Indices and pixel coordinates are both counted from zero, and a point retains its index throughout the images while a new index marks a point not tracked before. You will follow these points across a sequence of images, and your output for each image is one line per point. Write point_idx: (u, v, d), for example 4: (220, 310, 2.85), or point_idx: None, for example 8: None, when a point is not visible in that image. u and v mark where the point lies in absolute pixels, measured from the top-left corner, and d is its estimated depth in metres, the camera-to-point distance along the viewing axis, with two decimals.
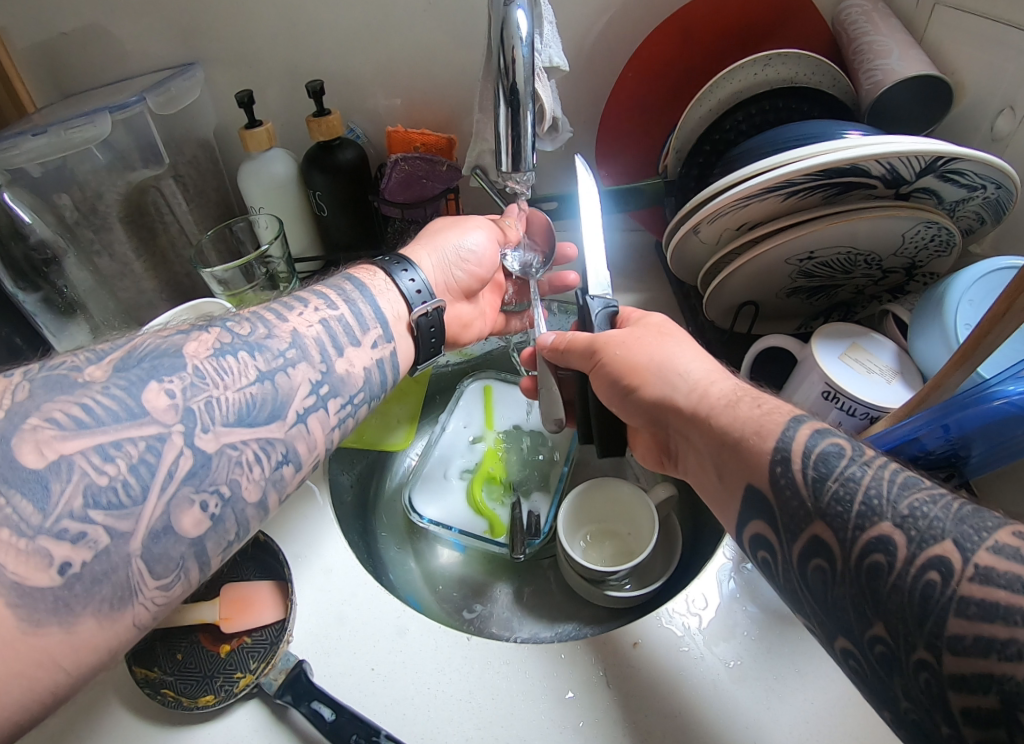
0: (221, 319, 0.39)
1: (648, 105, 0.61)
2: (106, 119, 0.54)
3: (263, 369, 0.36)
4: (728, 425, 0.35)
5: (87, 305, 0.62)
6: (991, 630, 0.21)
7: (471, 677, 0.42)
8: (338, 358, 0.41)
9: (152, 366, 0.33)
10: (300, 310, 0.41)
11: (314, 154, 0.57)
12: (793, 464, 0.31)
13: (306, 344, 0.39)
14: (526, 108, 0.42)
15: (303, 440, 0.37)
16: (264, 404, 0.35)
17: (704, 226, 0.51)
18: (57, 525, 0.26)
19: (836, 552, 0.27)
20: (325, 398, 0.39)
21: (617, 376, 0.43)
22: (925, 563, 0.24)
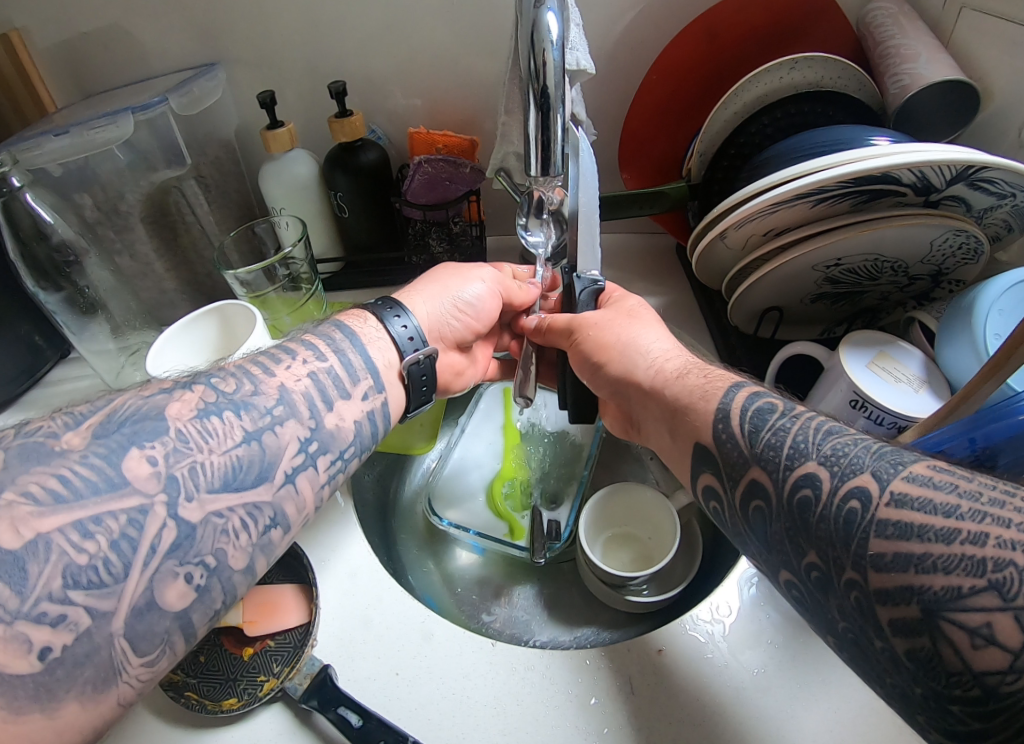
0: (204, 374, 0.38)
1: (671, 109, 0.60)
2: (129, 119, 0.54)
3: (250, 431, 0.35)
4: (676, 392, 0.38)
5: (108, 304, 0.62)
6: (910, 547, 0.23)
7: (497, 683, 0.42)
8: (328, 413, 0.39)
9: (133, 432, 0.32)
10: (289, 362, 0.40)
11: (336, 155, 0.56)
12: (732, 421, 0.34)
13: (294, 400, 0.38)
14: (556, 112, 0.41)
15: (291, 501, 0.36)
16: (250, 466, 0.35)
17: (732, 232, 0.51)
18: (35, 607, 0.26)
19: (771, 493, 0.30)
20: (314, 455, 0.38)
21: (589, 353, 0.45)
22: (848, 493, 0.26)
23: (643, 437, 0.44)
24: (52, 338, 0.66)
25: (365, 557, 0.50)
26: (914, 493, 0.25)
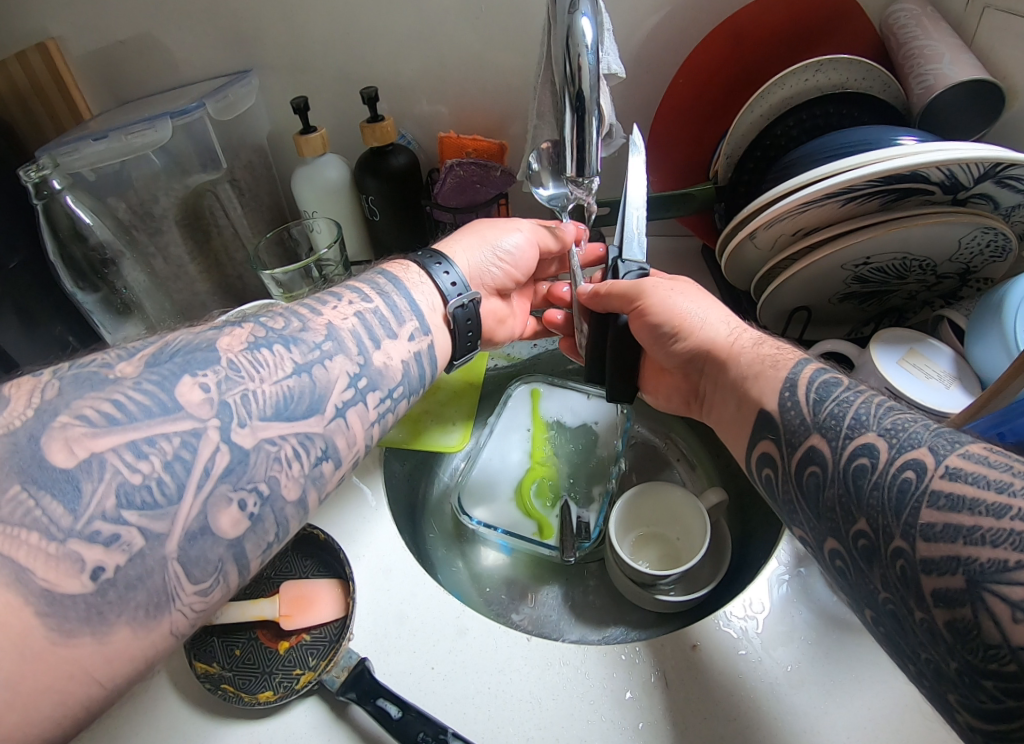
0: (252, 318, 0.39)
1: (696, 112, 0.61)
2: (167, 123, 0.55)
3: (300, 363, 0.36)
4: (748, 361, 0.41)
5: (142, 305, 0.63)
6: (959, 518, 0.25)
7: (532, 677, 0.42)
8: (376, 350, 0.41)
9: (185, 361, 0.33)
10: (335, 305, 0.42)
11: (367, 159, 0.58)
12: (798, 390, 0.36)
13: (342, 337, 0.39)
14: (592, 116, 0.42)
15: (342, 435, 0.37)
16: (302, 397, 0.35)
17: (760, 232, 0.51)
18: (88, 526, 0.26)
19: (828, 459, 0.32)
20: (363, 392, 0.39)
21: (660, 322, 0.45)
22: (903, 463, 0.28)
23: (707, 409, 0.46)
24: (85, 339, 0.67)
25: (401, 556, 0.50)
26: (967, 467, 0.26)
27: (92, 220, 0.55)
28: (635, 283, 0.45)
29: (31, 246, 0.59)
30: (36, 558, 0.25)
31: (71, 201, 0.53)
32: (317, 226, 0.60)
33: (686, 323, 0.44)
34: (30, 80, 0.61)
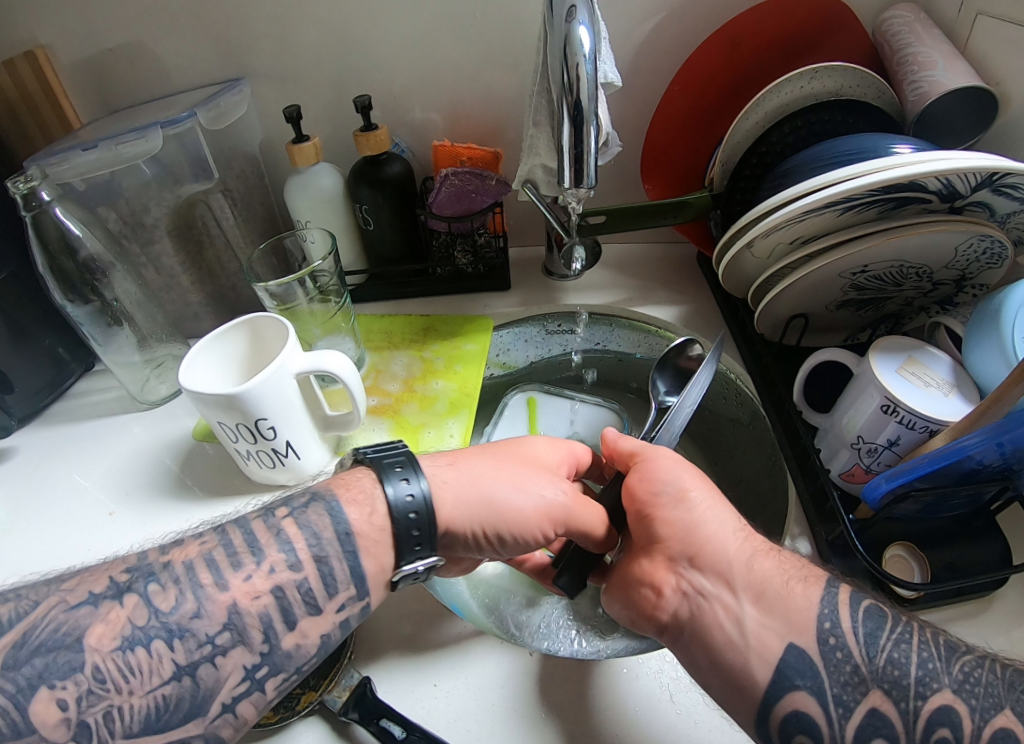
0: (169, 559, 0.35)
1: (691, 120, 0.61)
2: (158, 133, 0.55)
3: (182, 664, 0.31)
4: (765, 570, 0.36)
5: (133, 316, 0.61)
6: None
7: (535, 695, 0.42)
8: (287, 633, 0.35)
9: (46, 665, 0.29)
10: (252, 571, 0.35)
11: (361, 169, 0.57)
12: (842, 626, 0.34)
13: (244, 626, 0.33)
14: (590, 125, 0.42)
15: (229, 727, 0.33)
16: (178, 706, 0.31)
17: (758, 241, 0.51)
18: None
19: (898, 726, 0.31)
20: (261, 680, 0.34)
21: (661, 483, 0.41)
22: (933, 719, 0.30)
23: (680, 626, 0.36)
24: (75, 350, 0.66)
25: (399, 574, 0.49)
26: None
27: (81, 231, 0.54)
28: (647, 447, 0.45)
29: (20, 259, 0.58)
30: None
31: (60, 213, 0.53)
32: (311, 237, 0.59)
33: (690, 493, 0.40)
34: (16, 88, 0.60)
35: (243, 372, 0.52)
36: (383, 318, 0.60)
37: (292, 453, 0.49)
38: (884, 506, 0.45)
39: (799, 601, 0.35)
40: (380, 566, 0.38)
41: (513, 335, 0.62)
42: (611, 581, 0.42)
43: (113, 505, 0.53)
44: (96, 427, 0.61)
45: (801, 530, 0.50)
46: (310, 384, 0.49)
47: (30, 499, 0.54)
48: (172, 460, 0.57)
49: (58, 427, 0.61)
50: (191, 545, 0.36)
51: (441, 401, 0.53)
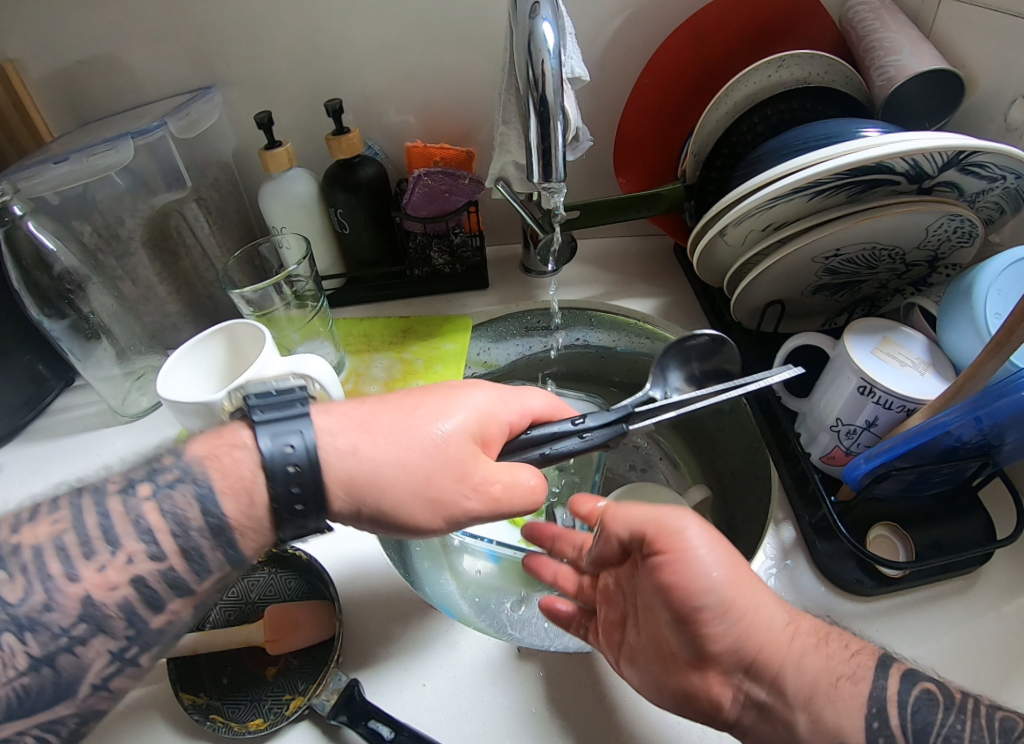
0: (34, 539, 0.31)
1: (663, 113, 0.61)
2: (129, 145, 0.54)
3: (37, 657, 0.29)
4: (816, 668, 0.31)
5: (112, 329, 0.61)
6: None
7: (525, 689, 0.42)
8: (157, 614, 0.31)
9: None
10: (106, 561, 0.31)
11: (335, 172, 0.57)
12: (890, 718, 0.30)
13: (102, 614, 0.30)
14: (556, 120, 0.42)
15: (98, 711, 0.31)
16: (41, 693, 0.29)
17: (730, 229, 0.51)
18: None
19: None
20: (133, 657, 0.32)
21: (698, 584, 0.33)
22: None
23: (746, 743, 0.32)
24: (55, 367, 0.65)
25: (387, 578, 0.49)
26: None
27: (56, 246, 0.54)
28: (672, 522, 0.36)
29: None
30: None
31: (33, 228, 0.52)
32: (286, 242, 0.59)
33: (732, 594, 0.33)
34: None
35: (222, 380, 0.52)
36: (363, 322, 0.60)
37: None
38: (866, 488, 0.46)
39: (846, 697, 0.30)
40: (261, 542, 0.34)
41: (492, 334, 0.61)
42: (643, 676, 0.36)
43: None
44: (78, 442, 0.60)
45: (785, 515, 0.51)
46: None
47: None
48: None
49: (40, 445, 0.61)
50: (64, 526, 0.31)
51: None
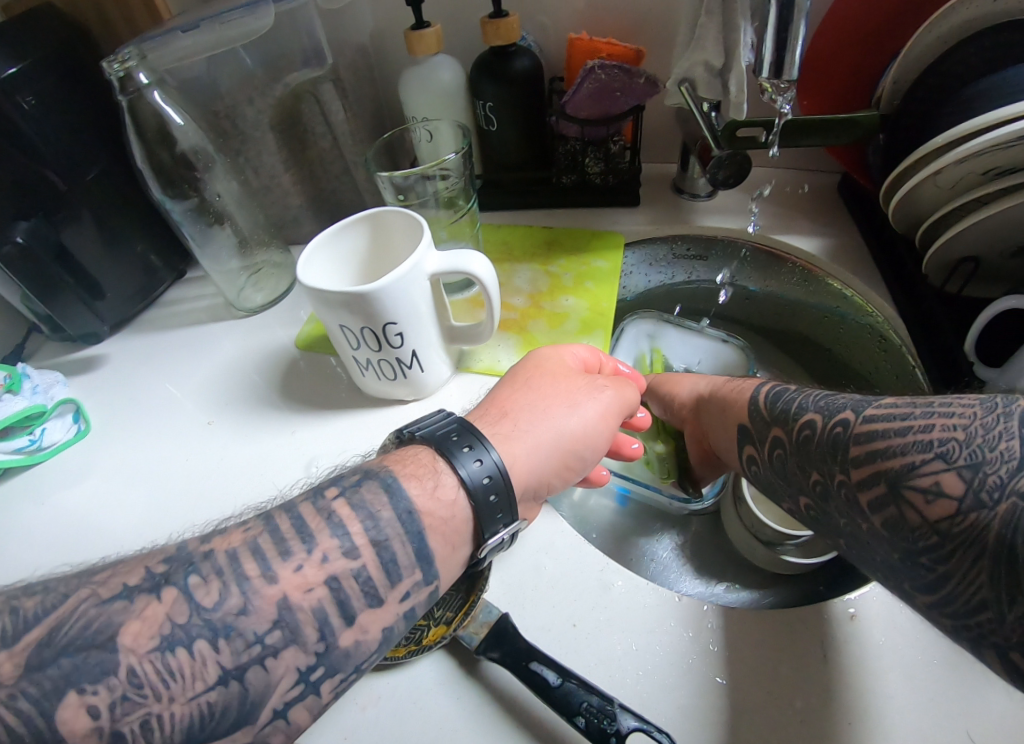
0: (313, 571, 0.28)
1: (863, 30, 0.54)
2: (269, 9, 0.49)
3: (228, 668, 0.25)
4: (723, 385, 0.48)
5: (235, 216, 0.56)
6: (877, 443, 0.33)
7: (685, 641, 0.38)
8: (345, 630, 0.28)
9: (72, 669, 0.23)
10: (304, 559, 0.28)
11: (486, 61, 0.52)
12: (763, 399, 0.43)
13: (296, 623, 0.27)
14: (802, 15, 0.36)
15: (283, 735, 0.27)
16: (227, 711, 0.25)
17: (944, 171, 0.45)
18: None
19: (896, 509, 0.31)
20: (316, 682, 0.28)
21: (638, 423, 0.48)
22: (835, 422, 0.36)
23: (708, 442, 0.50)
24: (167, 259, 0.62)
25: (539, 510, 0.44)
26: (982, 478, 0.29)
27: (183, 120, 0.50)
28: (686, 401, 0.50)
29: (110, 156, 0.54)
30: None
31: (159, 98, 0.48)
32: (421, 134, 0.54)
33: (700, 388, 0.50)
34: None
35: (361, 276, 0.48)
36: (503, 230, 0.55)
37: (417, 366, 0.45)
38: None
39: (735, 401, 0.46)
40: (453, 544, 0.32)
41: (640, 256, 0.58)
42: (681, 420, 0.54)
43: (212, 414, 0.52)
44: (189, 335, 0.58)
45: None
46: (441, 292, 0.44)
47: (123, 408, 0.53)
48: (273, 372, 0.54)
49: (150, 336, 0.59)
50: (319, 547, 0.29)
51: (572, 319, 0.48)
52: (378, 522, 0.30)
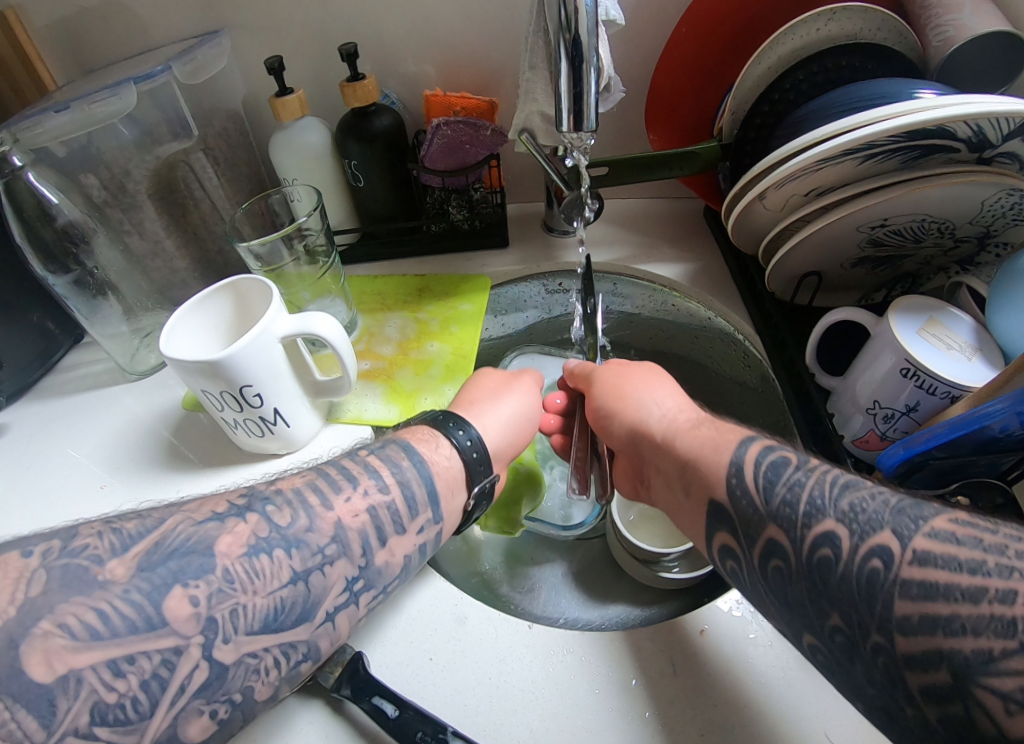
0: (357, 499, 0.37)
1: (699, 69, 0.58)
2: (131, 90, 0.52)
3: (298, 570, 0.33)
4: (687, 446, 0.40)
5: (119, 286, 0.59)
6: (936, 609, 0.25)
7: (535, 666, 0.39)
8: (380, 549, 0.37)
9: (178, 568, 0.30)
10: (350, 493, 0.37)
11: (349, 121, 0.54)
12: (745, 474, 0.35)
13: (348, 539, 0.35)
14: (589, 66, 0.38)
15: (327, 637, 0.35)
16: (292, 608, 0.33)
17: (770, 193, 0.49)
18: (59, 742, 0.25)
19: (788, 551, 0.31)
20: (357, 593, 0.36)
21: (599, 416, 0.49)
22: (868, 552, 0.28)
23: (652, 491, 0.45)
24: (63, 323, 0.64)
25: None
26: (935, 551, 0.27)
27: (59, 199, 0.51)
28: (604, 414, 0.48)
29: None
30: None
31: (33, 179, 0.49)
32: (296, 193, 0.57)
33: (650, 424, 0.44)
34: None
35: (230, 337, 0.49)
36: (377, 280, 0.59)
37: (282, 421, 0.46)
38: (899, 474, 0.42)
39: (712, 465, 0.37)
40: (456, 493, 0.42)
41: (512, 292, 0.62)
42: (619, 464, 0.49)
43: (104, 479, 0.52)
44: (87, 397, 0.59)
45: None
46: (298, 351, 0.46)
47: (16, 477, 0.53)
48: (163, 432, 0.55)
49: (49, 402, 0.60)
50: (353, 489, 0.37)
51: (436, 365, 0.53)
52: (398, 474, 0.39)
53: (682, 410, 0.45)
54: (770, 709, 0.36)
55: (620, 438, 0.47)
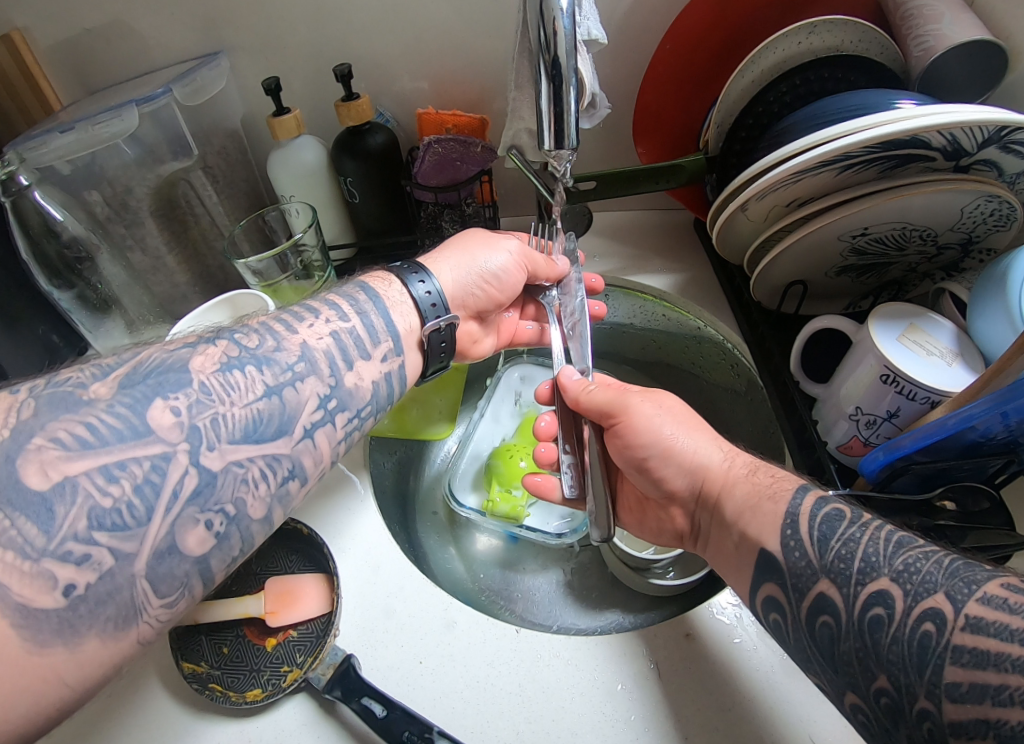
0: (312, 326, 0.40)
1: (684, 84, 0.59)
2: (134, 112, 0.53)
3: (270, 386, 0.35)
4: (744, 498, 0.38)
5: (121, 301, 0.62)
6: (986, 677, 0.25)
7: (521, 670, 0.40)
8: (347, 371, 0.39)
9: (158, 382, 0.32)
10: (311, 322, 0.40)
11: (343, 139, 0.56)
12: (800, 526, 0.34)
13: (315, 357, 0.38)
14: (569, 85, 0.40)
15: (310, 455, 0.36)
16: (270, 419, 0.34)
17: (753, 204, 0.50)
18: (61, 546, 0.26)
19: (840, 607, 0.31)
20: (332, 412, 0.38)
21: (637, 452, 0.44)
22: (921, 614, 0.28)
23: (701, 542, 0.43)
24: (68, 338, 0.64)
25: (391, 556, 0.47)
26: (989, 618, 0.26)
27: (64, 215, 0.53)
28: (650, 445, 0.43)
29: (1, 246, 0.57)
30: (11, 576, 0.25)
31: (40, 198, 0.52)
32: (293, 210, 0.59)
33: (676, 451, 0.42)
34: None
35: None
36: None
37: None
38: (882, 480, 0.42)
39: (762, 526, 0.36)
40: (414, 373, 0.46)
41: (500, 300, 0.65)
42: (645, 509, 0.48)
43: None
44: None
45: None
46: None
47: None
48: None
49: None
50: (316, 319, 0.40)
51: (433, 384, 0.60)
52: (355, 305, 0.43)
53: (716, 446, 0.43)
54: (747, 710, 0.37)
55: (673, 489, 0.43)
